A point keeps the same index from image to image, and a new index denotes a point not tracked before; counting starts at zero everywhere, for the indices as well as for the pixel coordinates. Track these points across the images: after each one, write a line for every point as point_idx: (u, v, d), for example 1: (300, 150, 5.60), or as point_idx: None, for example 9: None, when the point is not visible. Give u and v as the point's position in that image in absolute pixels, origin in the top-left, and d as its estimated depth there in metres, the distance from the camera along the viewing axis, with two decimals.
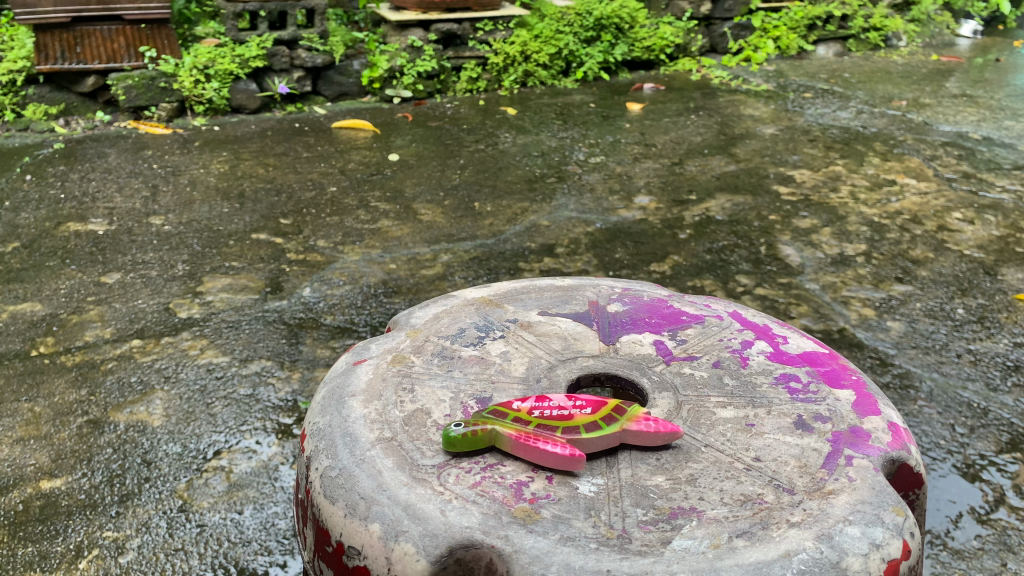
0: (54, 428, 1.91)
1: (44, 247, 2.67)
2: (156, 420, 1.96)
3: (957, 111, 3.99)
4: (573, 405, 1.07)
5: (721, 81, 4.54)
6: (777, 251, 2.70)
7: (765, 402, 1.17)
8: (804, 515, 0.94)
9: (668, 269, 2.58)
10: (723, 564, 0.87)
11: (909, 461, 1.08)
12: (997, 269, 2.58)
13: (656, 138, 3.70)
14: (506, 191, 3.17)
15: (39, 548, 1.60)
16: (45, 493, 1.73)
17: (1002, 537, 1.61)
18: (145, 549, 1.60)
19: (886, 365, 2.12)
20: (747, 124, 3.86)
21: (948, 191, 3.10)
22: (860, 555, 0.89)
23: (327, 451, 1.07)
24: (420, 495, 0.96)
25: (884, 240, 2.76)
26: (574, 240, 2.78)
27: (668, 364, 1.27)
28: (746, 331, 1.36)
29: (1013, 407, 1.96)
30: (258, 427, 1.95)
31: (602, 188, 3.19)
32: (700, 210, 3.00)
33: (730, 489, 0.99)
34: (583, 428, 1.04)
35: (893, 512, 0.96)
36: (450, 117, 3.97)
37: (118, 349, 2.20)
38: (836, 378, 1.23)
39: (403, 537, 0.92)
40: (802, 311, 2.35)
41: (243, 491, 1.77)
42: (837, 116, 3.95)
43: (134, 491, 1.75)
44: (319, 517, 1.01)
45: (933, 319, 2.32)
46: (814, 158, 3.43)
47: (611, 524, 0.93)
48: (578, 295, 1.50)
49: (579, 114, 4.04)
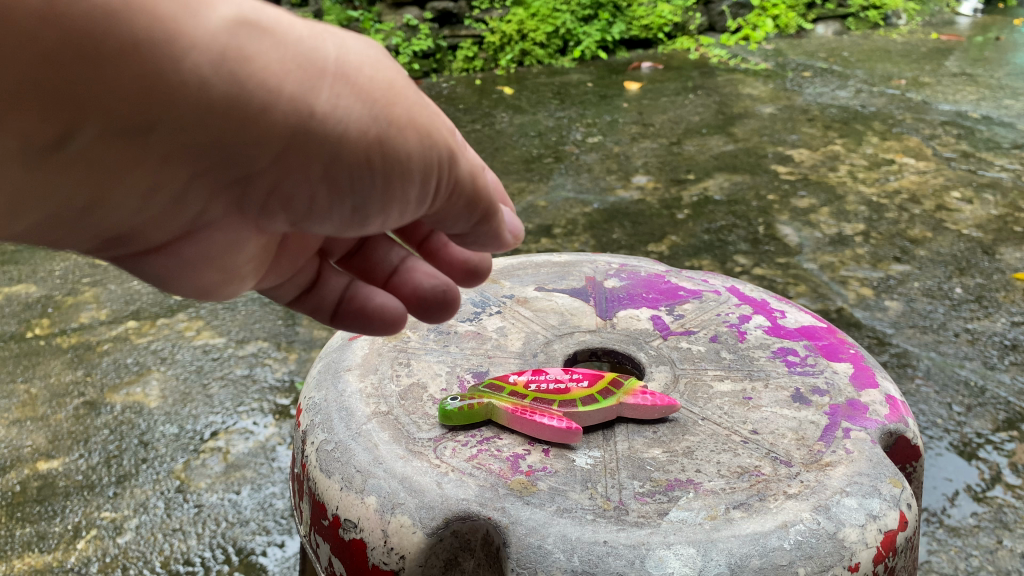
0: (50, 410, 1.95)
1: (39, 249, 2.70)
2: (153, 401, 1.98)
3: (957, 89, 3.96)
4: (569, 378, 1.08)
5: (719, 60, 4.50)
6: (775, 231, 2.69)
7: (763, 375, 1.17)
8: (801, 487, 0.93)
9: (665, 249, 2.58)
10: (720, 535, 0.86)
11: (906, 434, 1.08)
12: (995, 248, 2.58)
13: (654, 117, 3.68)
14: (503, 171, 3.15)
15: (37, 529, 1.62)
16: (42, 474, 1.75)
17: (998, 514, 1.61)
18: (143, 529, 1.62)
19: (883, 344, 2.12)
20: (745, 103, 3.84)
21: (947, 170, 3.09)
22: (857, 526, 0.89)
23: (323, 425, 1.06)
24: (416, 468, 0.96)
25: (883, 220, 2.76)
26: (571, 220, 2.77)
27: (665, 339, 1.26)
28: (743, 306, 1.36)
29: (1010, 385, 1.96)
30: (255, 408, 1.96)
31: (599, 168, 3.18)
32: (698, 189, 2.99)
33: (728, 462, 0.99)
34: (579, 402, 1.04)
35: (890, 483, 0.95)
36: (446, 96, 3.95)
37: (113, 330, 2.25)
38: (834, 351, 1.22)
39: (399, 510, 0.91)
40: (800, 291, 2.35)
41: (241, 471, 1.77)
42: (836, 95, 3.92)
43: (131, 472, 1.76)
44: (314, 491, 1.01)
45: (931, 299, 2.32)
46: (813, 138, 3.41)
47: (608, 496, 0.93)
48: (575, 270, 1.49)
49: (577, 93, 4.02)
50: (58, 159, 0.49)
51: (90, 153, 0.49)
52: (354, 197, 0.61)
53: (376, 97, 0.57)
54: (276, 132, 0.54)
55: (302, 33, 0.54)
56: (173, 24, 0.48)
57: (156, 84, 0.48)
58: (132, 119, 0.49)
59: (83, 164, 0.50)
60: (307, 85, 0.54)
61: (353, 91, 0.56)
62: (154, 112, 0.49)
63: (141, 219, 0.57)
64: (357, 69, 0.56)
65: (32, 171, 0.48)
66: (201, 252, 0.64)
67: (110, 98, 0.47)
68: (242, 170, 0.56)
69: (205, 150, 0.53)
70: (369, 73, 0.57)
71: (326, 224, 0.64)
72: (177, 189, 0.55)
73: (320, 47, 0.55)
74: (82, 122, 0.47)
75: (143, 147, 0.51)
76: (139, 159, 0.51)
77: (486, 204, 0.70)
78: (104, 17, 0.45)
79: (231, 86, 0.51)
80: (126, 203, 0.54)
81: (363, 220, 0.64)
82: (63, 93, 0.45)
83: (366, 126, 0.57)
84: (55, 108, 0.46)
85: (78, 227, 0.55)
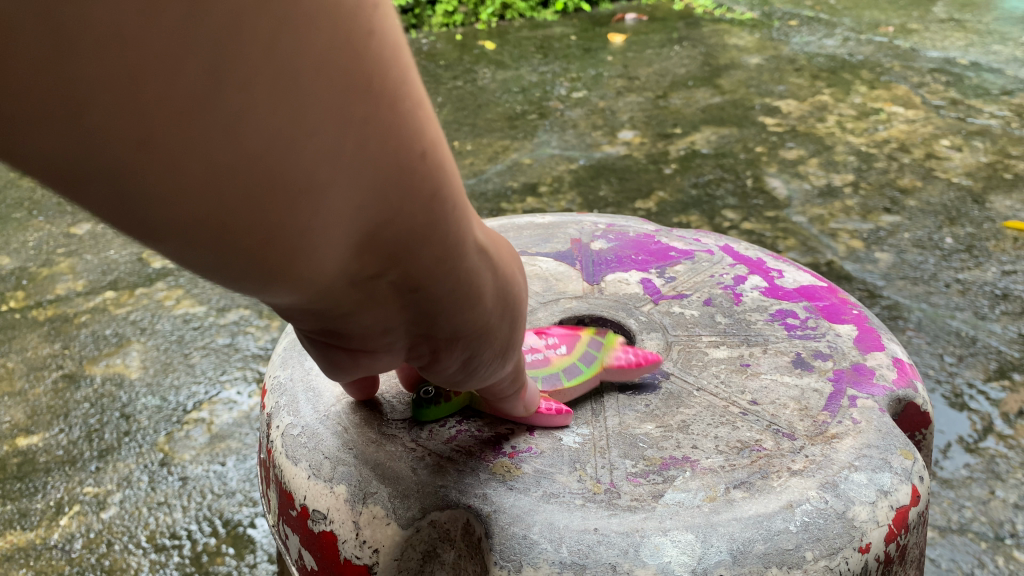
0: (28, 384, 1.86)
1: (11, 219, 2.59)
2: (134, 372, 1.90)
3: (945, 35, 3.85)
4: (546, 347, 1.02)
5: (704, 10, 4.36)
6: (764, 184, 2.61)
7: (760, 340, 1.09)
8: (806, 463, 0.87)
9: (653, 206, 2.49)
10: (720, 518, 0.79)
11: (915, 400, 1.01)
12: (985, 196, 2.50)
13: (639, 70, 3.57)
14: (486, 129, 3.05)
15: (18, 506, 1.54)
16: (21, 450, 1.67)
17: (990, 464, 1.56)
18: (127, 504, 1.55)
19: (875, 297, 2.05)
20: (731, 54, 3.72)
21: (936, 118, 3.00)
22: (867, 504, 0.82)
23: (289, 408, 0.99)
24: (390, 453, 0.89)
25: (872, 170, 2.68)
26: (557, 177, 2.68)
27: (656, 304, 1.19)
28: (738, 266, 1.28)
29: (1002, 335, 1.90)
30: (238, 377, 1.89)
31: (584, 123, 3.07)
32: (686, 142, 2.90)
33: (725, 436, 0.92)
34: (562, 374, 0.98)
35: (901, 455, 0.89)
36: (426, 53, 3.81)
37: (91, 301, 2.16)
38: (836, 313, 1.15)
39: (372, 499, 0.85)
40: (790, 245, 2.27)
41: (225, 442, 1.70)
42: (823, 44, 3.81)
43: (113, 446, 1.69)
44: (280, 479, 0.93)
45: (921, 249, 2.25)
46: (800, 88, 3.31)
47: (598, 478, 0.85)
48: (559, 232, 1.40)
49: (560, 47, 3.90)
50: (354, 290, 0.54)
51: (370, 291, 0.56)
52: (470, 374, 0.76)
53: (522, 313, 0.74)
54: (467, 319, 0.67)
55: (507, 266, 0.68)
56: (461, 229, 0.58)
57: (435, 271, 0.58)
58: (411, 282, 0.58)
59: (360, 297, 0.56)
60: (498, 288, 0.67)
61: (512, 311, 0.72)
62: (422, 283, 0.58)
63: (351, 335, 0.62)
64: (520, 294, 0.72)
65: (337, 291, 0.53)
66: (366, 362, 0.69)
67: (408, 264, 0.55)
68: (437, 326, 0.65)
69: (429, 305, 0.62)
70: (521, 295, 0.73)
71: (439, 374, 0.75)
72: (393, 322, 0.62)
73: (511, 276, 0.69)
74: (386, 271, 0.55)
75: (398, 295, 0.59)
76: (389, 301, 0.59)
77: (521, 382, 0.85)
78: (442, 216, 0.54)
79: (466, 278, 0.62)
80: (358, 324, 0.60)
81: (459, 384, 0.79)
82: (398, 255, 0.54)
83: (507, 333, 0.74)
84: (383, 256, 0.53)
85: (311, 323, 0.58)
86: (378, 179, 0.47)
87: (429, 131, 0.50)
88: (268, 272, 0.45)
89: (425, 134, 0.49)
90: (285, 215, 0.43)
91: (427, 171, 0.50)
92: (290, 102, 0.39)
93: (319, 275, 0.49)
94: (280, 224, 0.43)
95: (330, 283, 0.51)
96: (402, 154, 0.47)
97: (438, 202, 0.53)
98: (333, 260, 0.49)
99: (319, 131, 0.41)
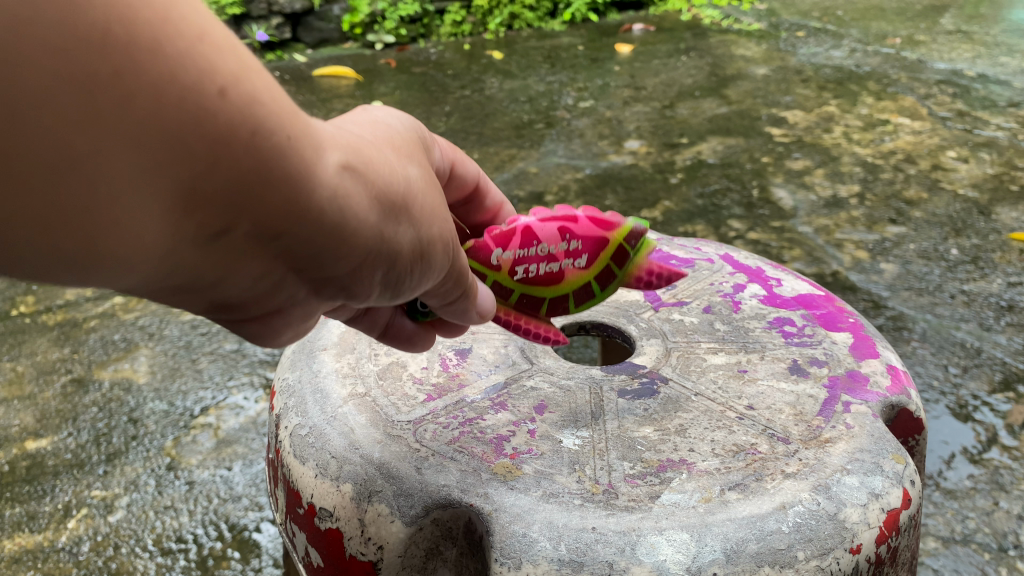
0: (38, 388, 1.89)
1: None
2: (142, 377, 1.93)
3: (952, 47, 3.87)
4: (565, 255, 0.92)
5: (712, 21, 4.39)
6: (770, 195, 2.63)
7: (757, 347, 1.12)
8: (800, 466, 0.89)
9: (659, 215, 2.52)
10: (715, 519, 0.81)
11: (908, 406, 1.03)
12: (991, 208, 2.52)
13: (646, 80, 3.60)
14: (493, 138, 3.08)
15: (27, 509, 1.57)
16: (31, 453, 1.70)
17: (994, 475, 1.58)
18: (135, 507, 1.58)
19: (879, 308, 2.07)
20: (738, 65, 3.75)
21: (943, 130, 3.02)
22: (859, 506, 0.84)
23: (296, 409, 1.02)
24: (395, 453, 0.91)
25: (878, 181, 2.69)
26: (563, 187, 2.71)
27: (656, 311, 1.22)
28: (737, 274, 1.30)
29: (1006, 346, 1.92)
30: (245, 383, 1.92)
31: (591, 133, 3.10)
32: (692, 152, 2.92)
33: (722, 440, 0.94)
34: (572, 298, 0.95)
35: (893, 460, 0.91)
36: (434, 62, 3.85)
37: (99, 307, 2.20)
38: (833, 321, 1.17)
39: (376, 498, 0.87)
40: (794, 255, 2.29)
41: (232, 447, 1.73)
42: (830, 55, 3.84)
43: (121, 450, 1.72)
44: (289, 479, 0.96)
45: (926, 260, 2.27)
46: (807, 99, 3.33)
47: (597, 479, 0.88)
48: None
49: (567, 57, 3.93)
50: (209, 249, 0.47)
51: (231, 247, 0.48)
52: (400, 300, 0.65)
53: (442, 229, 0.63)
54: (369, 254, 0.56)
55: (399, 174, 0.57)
56: (314, 153, 0.49)
57: (296, 209, 0.49)
58: (276, 225, 0.49)
59: (225, 256, 0.48)
60: (378, 206, 0.55)
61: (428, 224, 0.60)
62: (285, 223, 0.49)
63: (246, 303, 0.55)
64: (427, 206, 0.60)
65: (184, 256, 0.46)
66: (279, 331, 0.60)
67: (262, 210, 0.47)
68: (331, 272, 0.56)
69: (315, 257, 0.53)
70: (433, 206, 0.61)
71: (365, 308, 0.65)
72: (281, 277, 0.54)
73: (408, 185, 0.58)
74: (236, 220, 0.46)
75: (265, 247, 0.50)
76: (262, 256, 0.50)
77: (467, 281, 0.70)
78: (277, 151, 0.46)
79: (335, 207, 0.51)
80: (236, 288, 0.52)
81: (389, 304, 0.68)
82: (240, 198, 0.45)
83: (421, 245, 0.60)
84: (221, 208, 0.45)
85: (194, 304, 0.52)
86: (175, 137, 0.40)
87: (232, 56, 0.42)
88: (86, 258, 0.41)
89: (223, 64, 0.41)
90: (69, 192, 0.38)
91: (236, 109, 0.42)
92: (18, 79, 0.34)
93: (156, 250, 0.44)
94: (71, 205, 0.39)
95: (167, 249, 0.44)
96: (196, 97, 0.40)
97: (259, 133, 0.44)
98: (151, 226, 0.42)
99: (59, 103, 0.36)
